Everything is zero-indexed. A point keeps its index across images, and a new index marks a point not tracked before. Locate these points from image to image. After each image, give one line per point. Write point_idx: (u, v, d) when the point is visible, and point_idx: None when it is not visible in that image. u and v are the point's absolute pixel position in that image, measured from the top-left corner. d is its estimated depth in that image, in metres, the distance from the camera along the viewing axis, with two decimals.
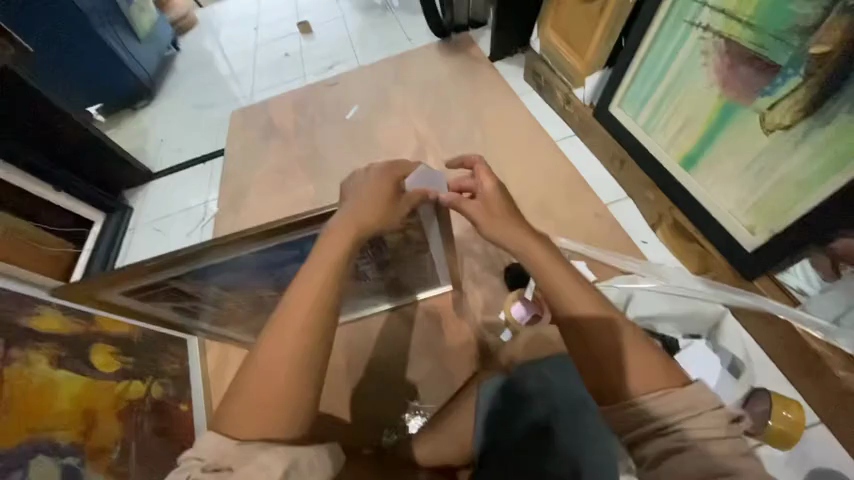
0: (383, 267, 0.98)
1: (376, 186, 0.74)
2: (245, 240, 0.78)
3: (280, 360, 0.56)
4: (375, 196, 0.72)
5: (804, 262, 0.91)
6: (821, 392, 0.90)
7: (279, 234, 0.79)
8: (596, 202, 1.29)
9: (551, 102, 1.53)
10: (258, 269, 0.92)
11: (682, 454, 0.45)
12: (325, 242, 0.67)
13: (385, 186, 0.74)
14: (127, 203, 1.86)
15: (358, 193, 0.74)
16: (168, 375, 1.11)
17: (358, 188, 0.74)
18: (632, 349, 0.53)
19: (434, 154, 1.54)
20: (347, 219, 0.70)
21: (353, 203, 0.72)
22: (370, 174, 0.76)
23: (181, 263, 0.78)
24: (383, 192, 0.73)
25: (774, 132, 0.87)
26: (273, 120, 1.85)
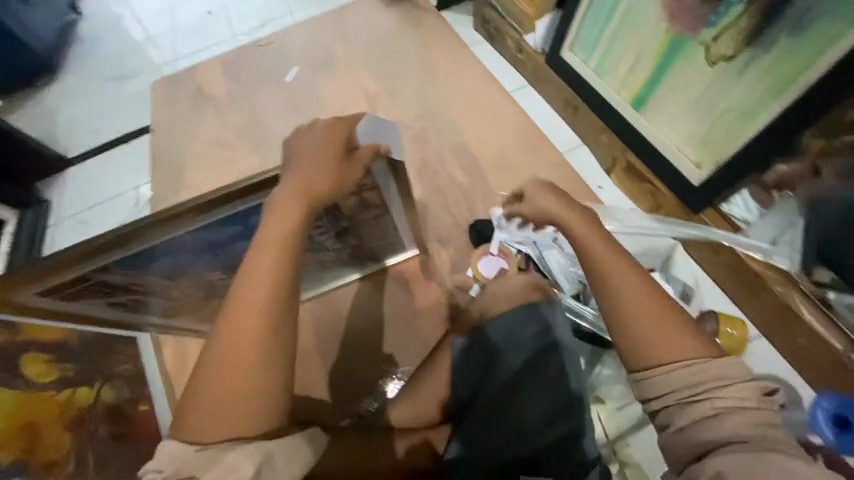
0: (342, 235, 0.94)
1: (319, 145, 0.67)
2: (187, 215, 0.72)
3: (235, 360, 0.57)
4: (324, 154, 0.67)
5: (744, 192, 0.98)
6: (760, 309, 0.99)
7: (221, 207, 0.73)
8: (553, 151, 1.27)
9: (503, 51, 1.47)
10: (200, 251, 0.84)
11: (709, 422, 0.55)
12: (274, 214, 0.62)
13: (329, 144, 0.67)
14: (43, 196, 1.63)
15: (300, 154, 0.67)
16: (120, 377, 1.02)
17: (300, 150, 0.67)
18: (664, 322, 0.60)
19: (386, 112, 1.44)
20: (291, 187, 0.64)
21: (299, 165, 0.66)
22: (314, 133, 0.68)
23: (113, 249, 0.71)
24: (330, 152, 0.67)
25: (718, 64, 0.89)
26: (202, 88, 1.65)
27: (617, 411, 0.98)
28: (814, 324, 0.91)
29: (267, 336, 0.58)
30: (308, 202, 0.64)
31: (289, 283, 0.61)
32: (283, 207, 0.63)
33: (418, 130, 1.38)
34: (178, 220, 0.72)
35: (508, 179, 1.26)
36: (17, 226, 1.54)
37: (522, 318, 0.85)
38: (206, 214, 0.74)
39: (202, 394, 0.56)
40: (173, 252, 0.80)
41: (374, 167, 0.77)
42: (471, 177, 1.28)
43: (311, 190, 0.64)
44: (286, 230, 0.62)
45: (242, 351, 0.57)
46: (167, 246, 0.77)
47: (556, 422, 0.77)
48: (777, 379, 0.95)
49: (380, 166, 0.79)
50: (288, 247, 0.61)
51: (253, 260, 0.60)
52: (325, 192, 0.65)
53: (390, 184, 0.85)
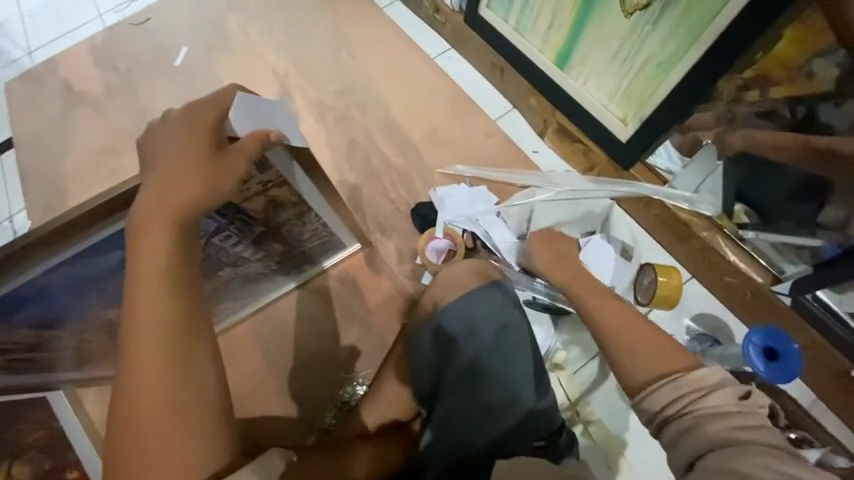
0: (258, 244, 0.83)
1: (180, 148, 0.55)
2: (37, 246, 0.57)
3: (148, 407, 0.52)
4: (187, 160, 0.55)
5: (667, 144, 1.01)
6: (689, 252, 1.04)
7: (83, 230, 0.60)
8: (485, 120, 1.21)
9: (419, 11, 1.35)
10: (71, 288, 0.69)
11: (695, 430, 0.59)
12: (146, 241, 0.54)
13: (192, 145, 0.55)
14: None
15: (166, 167, 0.55)
16: (35, 448, 0.87)
17: (158, 155, 0.56)
18: (652, 341, 0.69)
19: (302, 92, 1.29)
20: (151, 204, 0.55)
21: (163, 178, 0.55)
22: (167, 133, 0.57)
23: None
24: (194, 159, 0.55)
25: (634, 14, 0.86)
26: (70, 85, 1.36)
27: (574, 375, 1.02)
28: (737, 261, 0.99)
29: (181, 370, 0.54)
30: (182, 218, 0.55)
31: (192, 310, 0.56)
32: (149, 230, 0.54)
33: (341, 110, 1.26)
34: (39, 251, 0.57)
35: (444, 154, 1.20)
36: None
37: (474, 300, 0.82)
38: (68, 242, 0.59)
39: (116, 452, 0.51)
40: (46, 299, 0.67)
41: (270, 157, 0.65)
42: (406, 157, 1.20)
43: (183, 204, 0.55)
44: (168, 254, 0.55)
45: (153, 394, 0.52)
46: (30, 290, 0.62)
47: (517, 402, 0.77)
48: (705, 314, 1.04)
49: (272, 157, 0.65)
50: (173, 273, 0.55)
51: (138, 295, 0.54)
52: (195, 201, 0.55)
53: (291, 177, 0.71)
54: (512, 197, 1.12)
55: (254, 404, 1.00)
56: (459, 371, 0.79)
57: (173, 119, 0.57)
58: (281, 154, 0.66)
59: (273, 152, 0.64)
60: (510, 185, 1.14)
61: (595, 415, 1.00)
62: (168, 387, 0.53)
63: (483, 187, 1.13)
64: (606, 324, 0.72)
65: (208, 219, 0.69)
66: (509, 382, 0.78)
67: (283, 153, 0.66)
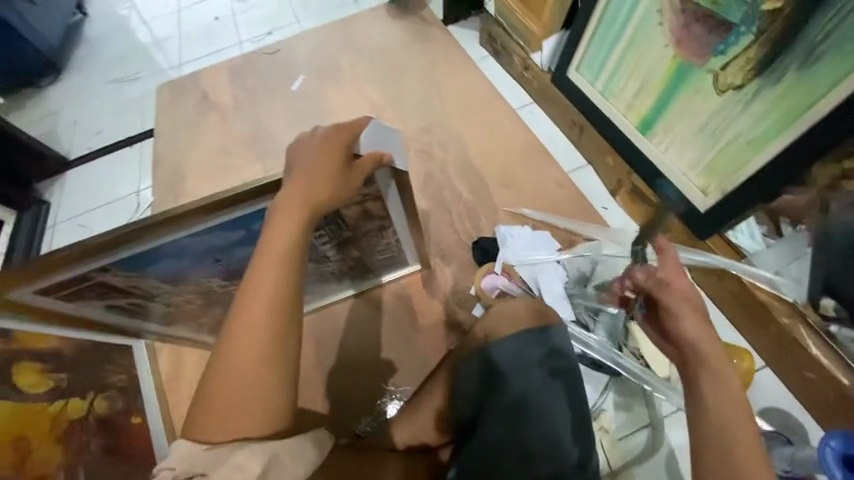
0: (343, 247, 0.92)
1: (318, 157, 0.65)
2: (192, 214, 0.71)
3: (237, 371, 0.56)
4: (325, 164, 0.65)
5: (751, 220, 0.99)
6: (766, 338, 0.98)
7: (227, 207, 0.72)
8: (558, 170, 1.28)
9: (508, 68, 1.48)
10: (201, 254, 0.83)
11: None
12: (277, 221, 0.62)
13: (326, 155, 0.66)
14: (43, 197, 1.61)
15: (301, 168, 0.65)
16: (114, 387, 1.00)
17: (301, 158, 0.66)
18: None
19: (391, 124, 1.44)
20: (287, 197, 0.63)
21: (302, 173, 0.65)
22: (312, 143, 0.67)
23: (112, 250, 0.70)
24: (331, 164, 0.65)
25: (726, 93, 0.89)
26: (207, 94, 1.65)
27: (619, 441, 0.97)
28: (818, 356, 0.90)
29: (267, 363, 0.57)
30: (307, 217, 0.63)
31: (290, 307, 0.60)
32: (284, 217, 0.62)
33: (422, 144, 1.38)
34: (180, 221, 0.70)
35: (512, 196, 1.26)
36: (14, 227, 1.53)
37: (527, 341, 0.83)
38: (212, 215, 0.72)
39: (204, 390, 0.56)
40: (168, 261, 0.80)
41: (378, 177, 0.78)
42: (475, 193, 1.28)
43: (309, 199, 0.63)
44: (286, 247, 0.61)
45: (239, 377, 0.55)
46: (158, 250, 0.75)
47: (560, 450, 0.74)
48: (779, 409, 0.96)
49: (383, 178, 0.79)
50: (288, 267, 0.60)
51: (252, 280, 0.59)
52: (321, 201, 0.64)
53: (390, 195, 0.85)
54: (576, 248, 1.14)
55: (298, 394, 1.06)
56: (502, 406, 0.78)
57: (316, 134, 0.68)
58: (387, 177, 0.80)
59: (384, 172, 0.78)
60: (574, 235, 1.17)
61: None
62: (259, 348, 0.57)
63: (547, 233, 1.16)
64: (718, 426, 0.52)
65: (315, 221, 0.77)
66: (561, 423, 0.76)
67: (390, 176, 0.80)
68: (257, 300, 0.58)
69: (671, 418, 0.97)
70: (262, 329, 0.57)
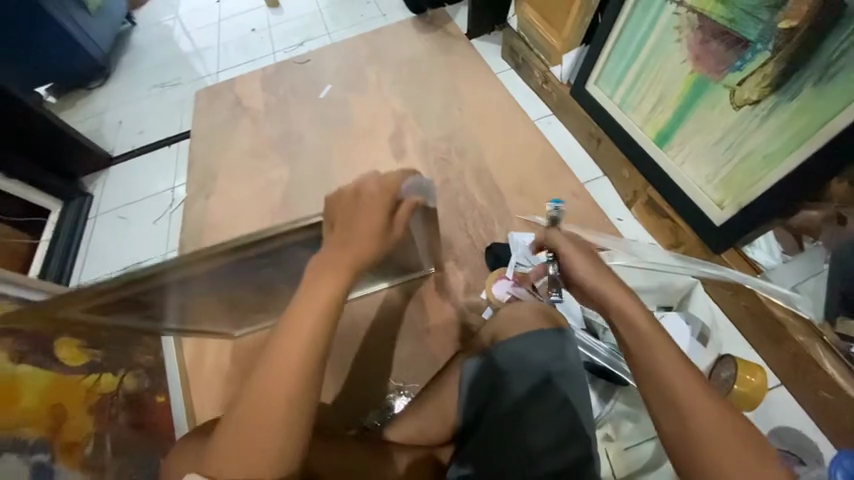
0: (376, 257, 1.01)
1: (365, 205, 0.69)
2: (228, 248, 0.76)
3: (263, 402, 0.53)
4: (370, 211, 0.68)
5: (770, 235, 0.99)
6: (780, 355, 0.96)
7: (261, 241, 0.78)
8: (573, 181, 1.30)
9: (529, 80, 1.52)
10: (230, 277, 0.89)
11: None
12: (323, 262, 0.63)
13: (369, 214, 0.68)
14: (86, 190, 1.74)
15: (345, 222, 0.67)
16: (141, 367, 1.08)
17: (350, 204, 0.69)
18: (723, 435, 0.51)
19: (412, 132, 1.50)
20: (331, 254, 0.64)
21: (349, 218, 0.67)
22: (358, 200, 0.69)
23: (153, 278, 0.75)
24: (374, 211, 0.68)
25: (742, 108, 0.90)
26: (241, 99, 1.75)
27: (626, 450, 0.96)
28: (836, 376, 0.86)
29: (288, 424, 0.53)
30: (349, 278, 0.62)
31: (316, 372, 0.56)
32: (329, 259, 0.63)
33: (441, 151, 1.43)
34: (209, 259, 0.76)
35: (527, 204, 1.28)
36: (59, 216, 1.65)
37: (534, 340, 0.84)
38: (246, 250, 0.78)
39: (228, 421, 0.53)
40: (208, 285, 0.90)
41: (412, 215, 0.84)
42: (490, 200, 1.31)
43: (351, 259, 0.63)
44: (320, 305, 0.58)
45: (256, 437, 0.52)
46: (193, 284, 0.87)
47: (562, 448, 0.74)
48: (792, 429, 0.93)
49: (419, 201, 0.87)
50: (321, 332, 0.57)
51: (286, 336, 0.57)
52: (359, 259, 0.64)
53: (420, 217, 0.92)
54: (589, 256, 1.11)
55: None
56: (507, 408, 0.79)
57: (361, 194, 0.70)
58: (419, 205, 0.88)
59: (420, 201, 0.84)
60: None
61: None
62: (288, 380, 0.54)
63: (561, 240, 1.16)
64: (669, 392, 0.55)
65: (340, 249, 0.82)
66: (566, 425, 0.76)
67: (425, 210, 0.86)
68: (295, 332, 0.57)
69: None
70: (287, 388, 0.54)
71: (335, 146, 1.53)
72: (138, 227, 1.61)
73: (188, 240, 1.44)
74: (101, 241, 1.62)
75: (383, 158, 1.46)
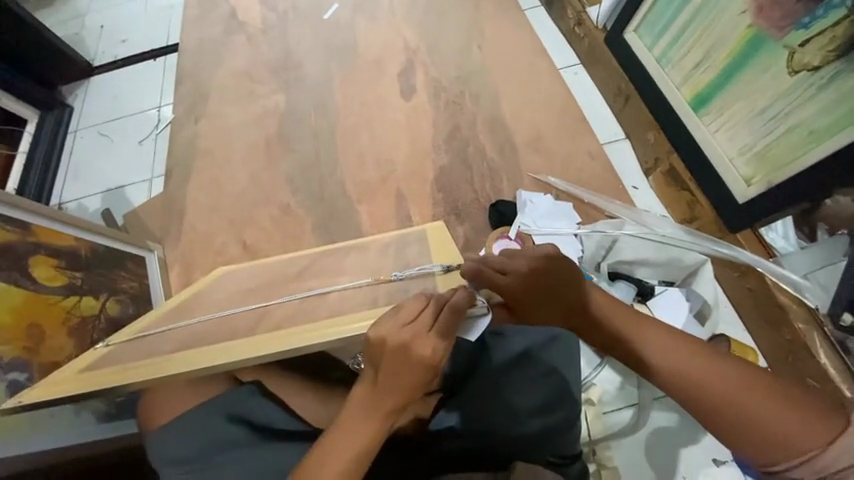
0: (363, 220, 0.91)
1: (416, 355, 0.50)
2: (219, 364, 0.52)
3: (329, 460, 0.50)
4: (419, 365, 0.50)
5: (787, 220, 0.93)
6: (773, 340, 0.95)
7: (264, 353, 0.52)
8: (593, 141, 1.20)
9: (560, 22, 1.37)
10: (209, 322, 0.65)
11: None
12: (365, 396, 0.51)
13: (415, 370, 0.50)
14: (66, 101, 1.61)
15: (387, 376, 0.50)
16: (125, 292, 1.03)
17: (396, 347, 0.49)
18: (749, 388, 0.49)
19: (423, 70, 1.36)
20: (367, 397, 0.52)
21: (396, 363, 0.50)
22: (404, 352, 0.49)
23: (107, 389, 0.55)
24: (425, 367, 0.50)
25: (798, 74, 0.80)
26: (236, 12, 1.56)
27: (604, 415, 0.99)
28: (827, 366, 0.86)
29: None
30: (384, 430, 0.51)
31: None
32: (372, 397, 0.51)
33: (454, 94, 1.31)
34: (192, 360, 0.54)
35: (540, 162, 1.20)
36: (37, 127, 1.52)
37: None
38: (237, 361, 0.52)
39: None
40: (213, 312, 0.67)
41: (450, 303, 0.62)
42: (502, 154, 1.22)
43: (388, 408, 0.51)
44: (352, 457, 0.50)
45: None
46: (201, 322, 0.65)
47: (545, 413, 0.72)
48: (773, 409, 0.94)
49: (467, 270, 0.57)
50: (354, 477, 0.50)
51: (315, 467, 0.50)
52: (390, 413, 0.51)
53: (427, 259, 0.68)
54: (597, 223, 1.09)
55: None
56: (495, 374, 0.74)
57: (409, 349, 0.50)
58: (443, 271, 0.63)
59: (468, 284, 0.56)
60: (597, 211, 1.12)
61: (611, 462, 0.95)
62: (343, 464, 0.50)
63: (569, 203, 1.13)
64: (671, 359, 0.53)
65: (365, 309, 0.59)
66: (563, 383, 0.75)
67: (486, 292, 0.61)
68: (348, 430, 0.51)
69: (660, 400, 0.99)
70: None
71: (337, 78, 1.39)
72: (121, 147, 1.50)
73: (174, 167, 1.35)
74: (82, 159, 1.51)
75: (390, 96, 1.34)
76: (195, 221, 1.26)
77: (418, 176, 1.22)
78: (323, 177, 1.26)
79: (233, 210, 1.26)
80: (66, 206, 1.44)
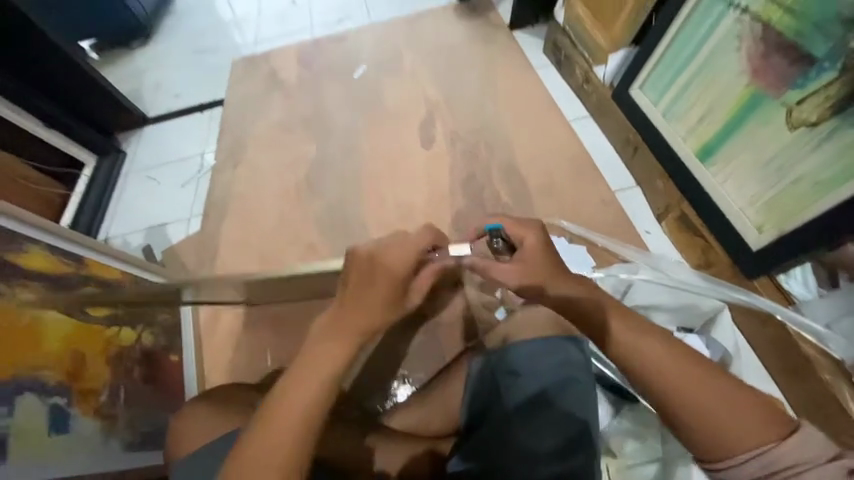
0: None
1: (382, 267, 0.60)
2: None
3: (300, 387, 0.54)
4: (387, 274, 0.60)
5: (806, 266, 0.94)
6: (802, 390, 0.93)
7: None
8: (604, 188, 1.26)
9: (569, 79, 1.48)
10: None
11: None
12: (338, 312, 0.59)
13: (385, 280, 0.60)
14: (121, 147, 1.79)
15: (358, 288, 0.60)
16: (159, 325, 1.11)
17: (367, 262, 0.60)
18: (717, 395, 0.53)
19: (443, 122, 1.47)
20: (338, 312, 0.59)
21: (364, 275, 0.60)
22: (373, 263, 0.60)
23: None
24: (389, 279, 0.60)
25: (798, 129, 0.84)
26: (277, 72, 1.76)
27: (627, 469, 0.95)
28: None
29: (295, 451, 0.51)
30: (353, 350, 0.57)
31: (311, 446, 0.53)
32: (343, 311, 0.59)
33: (470, 144, 1.41)
34: None
35: (552, 207, 1.25)
36: (94, 170, 1.69)
37: (549, 348, 0.78)
38: None
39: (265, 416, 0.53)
40: None
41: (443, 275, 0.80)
42: (516, 199, 1.28)
43: (359, 320, 0.58)
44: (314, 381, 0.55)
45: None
46: None
47: (564, 458, 0.69)
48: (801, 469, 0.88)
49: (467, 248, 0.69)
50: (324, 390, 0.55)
51: (287, 381, 0.55)
52: (363, 333, 0.59)
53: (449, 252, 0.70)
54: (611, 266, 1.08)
55: None
56: (506, 420, 0.73)
57: (378, 257, 0.61)
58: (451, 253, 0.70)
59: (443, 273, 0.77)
60: (611, 255, 1.14)
61: None
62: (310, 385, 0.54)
63: (583, 246, 1.17)
64: (650, 349, 0.56)
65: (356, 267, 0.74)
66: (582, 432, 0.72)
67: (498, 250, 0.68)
68: (323, 347, 0.57)
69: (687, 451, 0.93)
70: (280, 468, 0.50)
71: (364, 128, 1.52)
72: (166, 189, 1.65)
73: (212, 207, 1.47)
74: (130, 199, 1.66)
75: (411, 145, 1.44)
76: (227, 258, 1.35)
77: (435, 218, 1.29)
78: (346, 219, 1.35)
79: (262, 248, 1.35)
80: (111, 241, 1.56)
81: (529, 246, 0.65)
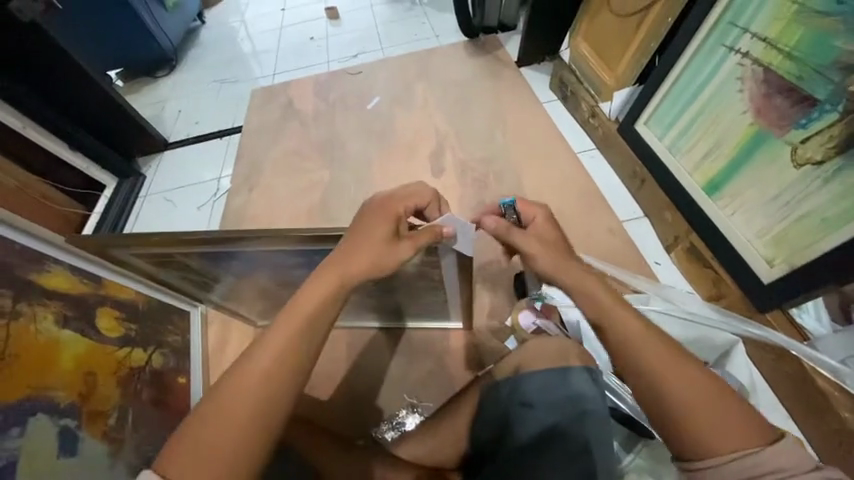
0: (388, 291, 0.96)
1: (383, 215, 0.66)
2: (256, 239, 0.76)
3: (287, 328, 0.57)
4: (385, 221, 0.66)
5: (818, 302, 0.95)
6: (823, 430, 0.90)
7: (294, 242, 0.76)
8: (612, 219, 1.29)
9: (575, 113, 1.53)
10: (258, 260, 0.87)
11: None
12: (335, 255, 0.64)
13: (383, 227, 0.65)
14: (140, 170, 1.85)
15: (359, 233, 0.65)
16: (169, 346, 1.12)
17: (369, 213, 0.66)
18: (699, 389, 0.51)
19: (453, 151, 1.52)
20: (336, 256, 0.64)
21: (363, 224, 0.66)
22: (376, 213, 0.66)
23: (178, 244, 0.81)
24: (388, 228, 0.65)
25: (804, 167, 0.87)
26: (293, 101, 1.84)
27: None
28: None
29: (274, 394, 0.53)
30: (341, 291, 0.62)
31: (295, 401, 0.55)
32: (341, 255, 0.63)
33: (480, 173, 1.45)
34: (236, 242, 0.77)
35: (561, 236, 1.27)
36: (113, 192, 1.75)
37: (562, 377, 0.78)
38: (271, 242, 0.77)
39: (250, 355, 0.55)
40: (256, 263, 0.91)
41: (443, 257, 0.80)
42: None
43: (357, 265, 0.63)
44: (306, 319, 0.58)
45: (204, 473, 0.47)
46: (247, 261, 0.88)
47: None
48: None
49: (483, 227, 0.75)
50: (313, 330, 0.58)
51: (281, 318, 0.58)
52: (357, 275, 0.62)
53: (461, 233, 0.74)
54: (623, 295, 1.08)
55: (325, 389, 1.18)
56: (519, 452, 0.71)
57: (386, 205, 0.67)
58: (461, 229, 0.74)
59: (439, 256, 0.81)
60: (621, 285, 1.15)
61: None
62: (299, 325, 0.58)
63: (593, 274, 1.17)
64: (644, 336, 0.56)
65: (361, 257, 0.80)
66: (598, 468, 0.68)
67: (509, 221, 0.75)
68: (317, 289, 0.60)
69: None
70: (254, 405, 0.51)
71: (376, 157, 1.57)
72: (181, 211, 1.69)
73: None
74: (147, 220, 1.70)
75: (421, 173, 1.49)
76: None
77: None
78: None
79: None
80: None
81: (539, 223, 0.73)
